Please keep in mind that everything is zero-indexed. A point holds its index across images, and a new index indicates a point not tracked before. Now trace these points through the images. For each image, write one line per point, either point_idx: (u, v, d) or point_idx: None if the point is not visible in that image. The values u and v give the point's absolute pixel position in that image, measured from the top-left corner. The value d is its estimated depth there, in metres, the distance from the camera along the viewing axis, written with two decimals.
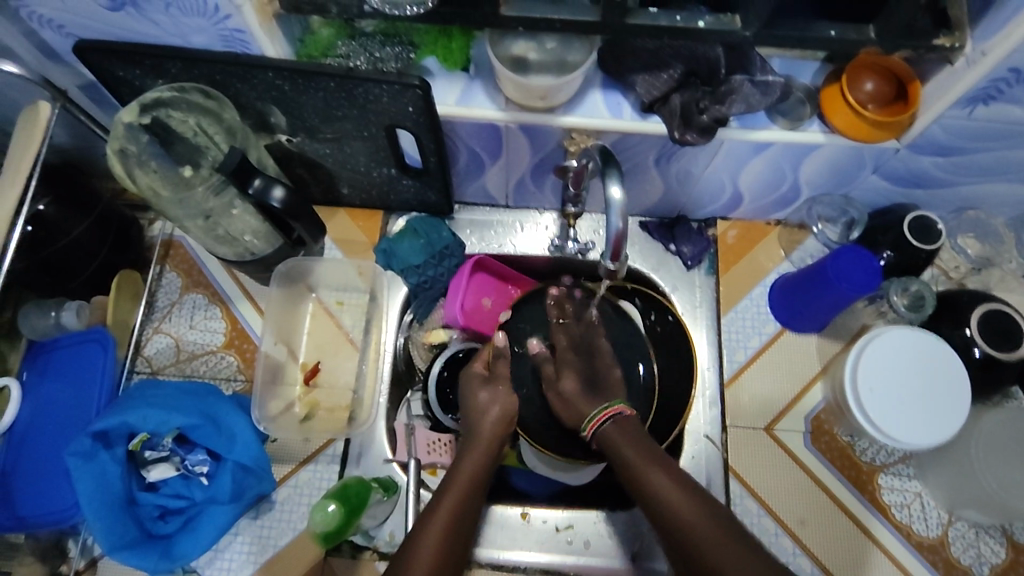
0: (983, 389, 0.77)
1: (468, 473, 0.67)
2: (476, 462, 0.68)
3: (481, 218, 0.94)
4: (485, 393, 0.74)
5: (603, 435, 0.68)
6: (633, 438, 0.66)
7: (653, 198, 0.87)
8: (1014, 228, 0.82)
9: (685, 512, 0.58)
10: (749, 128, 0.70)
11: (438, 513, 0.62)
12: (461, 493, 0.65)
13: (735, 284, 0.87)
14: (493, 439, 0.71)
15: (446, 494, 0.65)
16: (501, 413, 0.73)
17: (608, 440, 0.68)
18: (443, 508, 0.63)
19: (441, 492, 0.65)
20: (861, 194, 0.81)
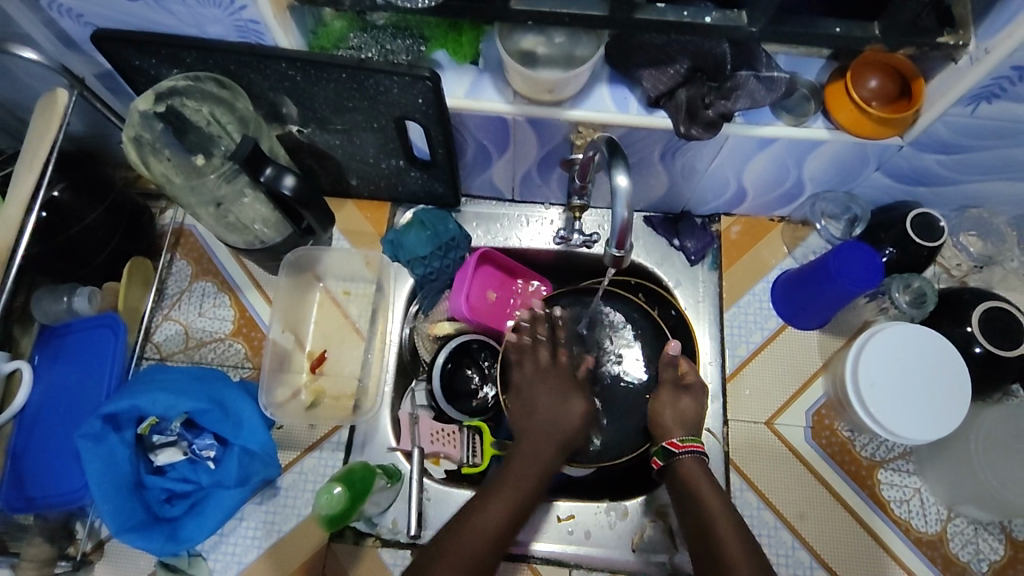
0: (984, 385, 0.77)
1: (520, 481, 0.67)
2: (545, 450, 0.71)
3: (487, 211, 0.95)
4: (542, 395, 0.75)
5: (681, 463, 0.69)
6: (710, 478, 0.67)
7: (657, 193, 0.88)
8: (1017, 228, 0.82)
9: (738, 552, 0.59)
10: (754, 124, 0.71)
11: (498, 487, 0.66)
12: (528, 474, 0.68)
13: (737, 278, 0.88)
14: (563, 433, 0.73)
15: (511, 474, 0.68)
16: (569, 409, 0.75)
17: (684, 471, 0.68)
18: (506, 488, 0.66)
19: (503, 470, 0.69)
20: (863, 191, 0.82)
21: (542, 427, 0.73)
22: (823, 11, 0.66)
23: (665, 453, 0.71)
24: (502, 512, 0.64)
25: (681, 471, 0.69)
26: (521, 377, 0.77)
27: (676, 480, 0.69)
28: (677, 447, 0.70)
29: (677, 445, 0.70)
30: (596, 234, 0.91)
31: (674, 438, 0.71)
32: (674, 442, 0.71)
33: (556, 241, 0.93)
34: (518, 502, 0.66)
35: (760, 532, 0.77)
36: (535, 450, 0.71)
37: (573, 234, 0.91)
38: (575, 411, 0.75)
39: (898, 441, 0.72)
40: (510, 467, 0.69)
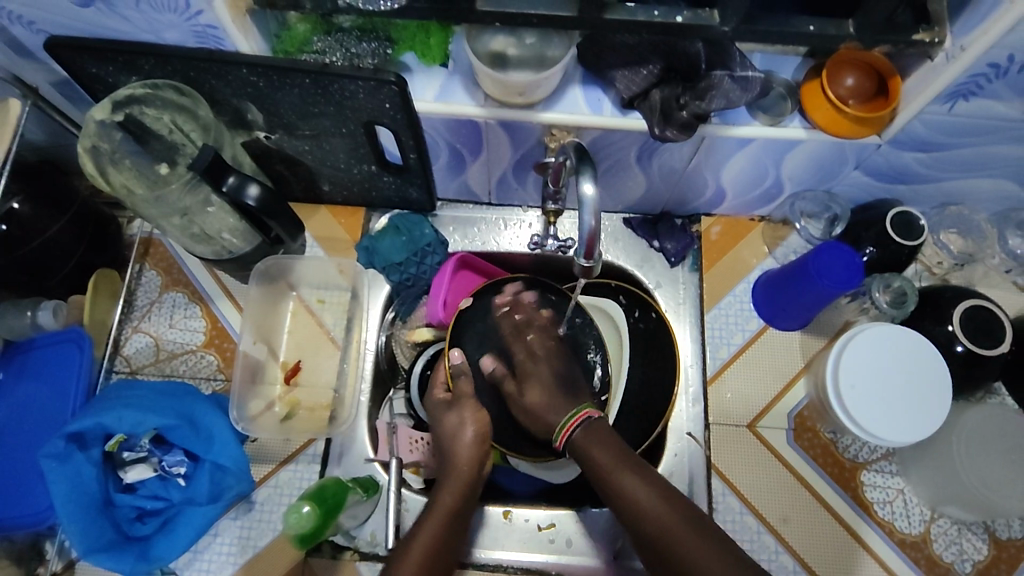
0: (965, 384, 0.77)
1: (447, 505, 0.66)
2: (454, 494, 0.67)
3: (464, 215, 0.93)
4: (451, 416, 0.72)
5: (573, 443, 0.66)
6: (608, 443, 0.64)
7: (636, 194, 0.86)
8: (998, 224, 0.81)
9: (676, 524, 0.59)
10: (730, 124, 0.70)
11: (415, 541, 0.62)
12: (439, 521, 0.64)
13: (719, 278, 0.87)
14: (470, 463, 0.69)
15: (427, 521, 0.64)
16: (477, 444, 0.70)
17: (580, 446, 0.65)
18: (421, 536, 0.62)
19: (420, 520, 0.64)
20: (844, 190, 0.81)
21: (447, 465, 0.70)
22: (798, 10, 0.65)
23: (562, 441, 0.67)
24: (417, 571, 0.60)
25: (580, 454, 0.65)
26: (445, 426, 0.72)
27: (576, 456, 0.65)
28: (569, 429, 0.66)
29: (560, 434, 0.67)
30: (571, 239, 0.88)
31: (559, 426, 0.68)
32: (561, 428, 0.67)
33: (531, 246, 0.91)
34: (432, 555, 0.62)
35: (742, 537, 0.75)
36: (456, 472, 0.69)
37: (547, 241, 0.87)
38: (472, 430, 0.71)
39: (879, 442, 0.71)
40: (428, 516, 0.65)
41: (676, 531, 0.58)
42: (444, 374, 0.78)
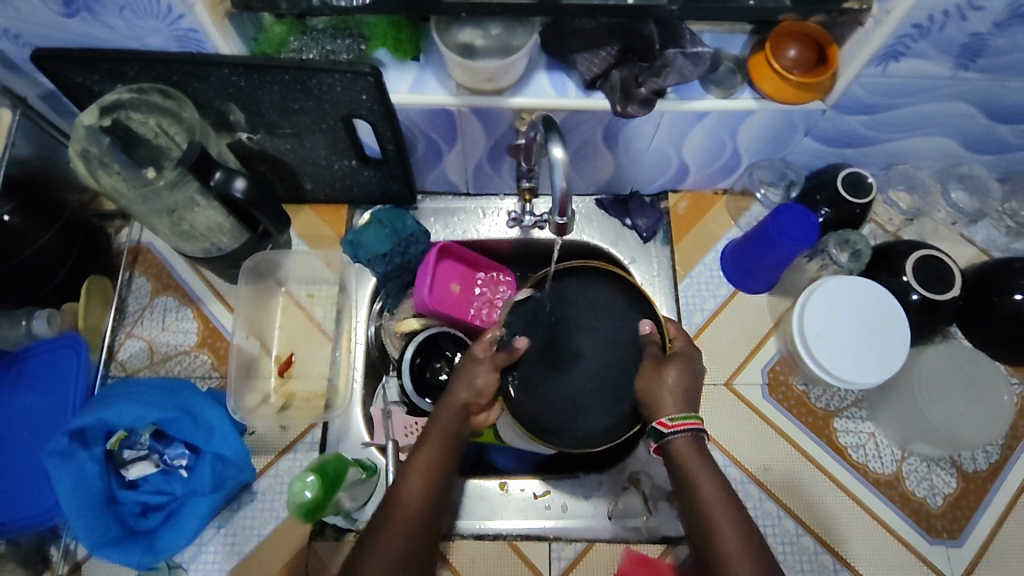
0: (923, 329, 0.82)
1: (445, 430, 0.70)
2: (450, 420, 0.71)
3: (444, 206, 0.97)
4: (467, 359, 0.74)
5: (676, 451, 0.64)
6: (706, 462, 0.63)
7: (605, 175, 0.91)
8: (942, 180, 0.87)
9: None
10: (686, 98, 0.75)
11: (418, 463, 0.67)
12: (437, 445, 0.68)
13: (689, 250, 0.92)
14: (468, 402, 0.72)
15: (426, 445, 0.68)
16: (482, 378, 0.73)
17: (681, 458, 0.64)
18: (419, 463, 0.67)
19: (421, 443, 0.69)
20: (797, 157, 0.86)
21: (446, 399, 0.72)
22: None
23: (656, 433, 0.65)
24: (422, 478, 0.66)
25: (676, 455, 0.64)
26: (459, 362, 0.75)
27: (672, 465, 0.64)
28: (667, 428, 0.64)
29: (668, 425, 0.64)
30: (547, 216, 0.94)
31: (664, 417, 0.65)
32: (663, 421, 0.65)
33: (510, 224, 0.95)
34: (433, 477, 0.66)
35: None
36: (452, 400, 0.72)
37: (524, 216, 0.93)
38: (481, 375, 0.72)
39: (843, 385, 0.76)
40: (427, 439, 0.69)
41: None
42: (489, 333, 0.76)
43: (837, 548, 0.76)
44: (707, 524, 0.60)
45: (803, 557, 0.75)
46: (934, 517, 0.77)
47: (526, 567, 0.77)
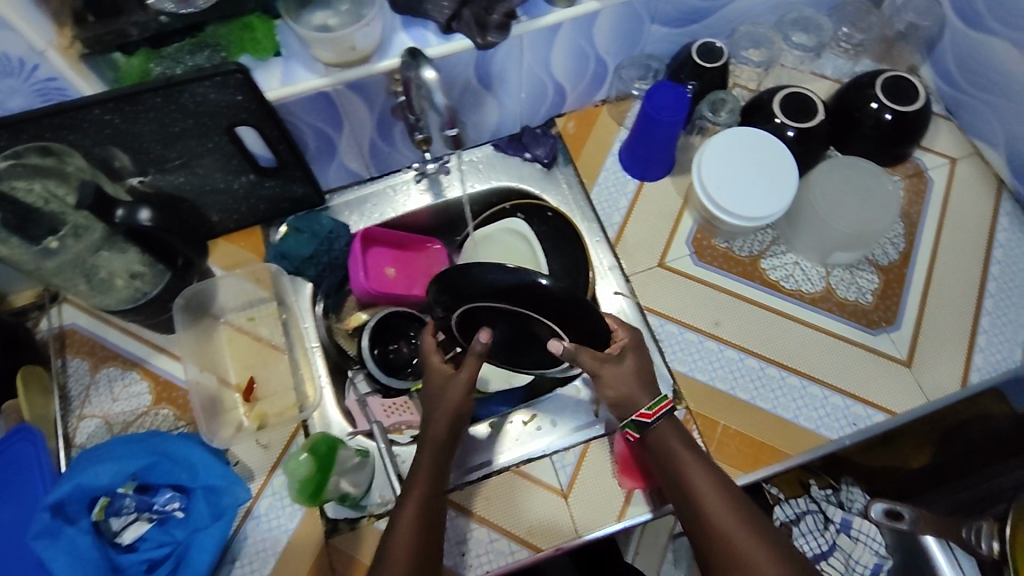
0: (807, 158, 0.90)
1: (431, 462, 0.69)
2: (430, 462, 0.69)
3: (354, 197, 0.97)
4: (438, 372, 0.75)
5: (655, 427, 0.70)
6: (682, 437, 0.70)
7: (492, 119, 0.95)
8: (780, 29, 0.96)
9: (732, 528, 0.63)
10: (537, 17, 0.80)
11: (405, 513, 0.65)
12: (425, 487, 0.67)
13: (589, 160, 0.97)
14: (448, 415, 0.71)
15: (411, 492, 0.67)
16: (457, 402, 0.72)
17: (657, 434, 0.70)
18: (407, 511, 0.65)
19: (410, 482, 0.68)
20: (654, 47, 0.93)
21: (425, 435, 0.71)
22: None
23: (636, 424, 0.70)
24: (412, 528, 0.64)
25: (655, 435, 0.70)
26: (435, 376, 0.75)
27: (652, 440, 0.70)
28: (653, 416, 0.69)
29: (649, 414, 0.69)
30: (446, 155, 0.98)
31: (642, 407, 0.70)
32: (644, 413, 0.69)
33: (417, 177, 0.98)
34: (425, 521, 0.65)
35: (689, 351, 0.84)
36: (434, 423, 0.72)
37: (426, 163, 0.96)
38: (462, 388, 0.72)
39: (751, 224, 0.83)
40: (411, 485, 0.68)
41: (731, 533, 0.63)
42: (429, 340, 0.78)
43: (798, 367, 0.82)
44: (683, 481, 0.67)
45: (773, 385, 0.82)
46: (870, 312, 0.85)
47: (538, 486, 0.79)
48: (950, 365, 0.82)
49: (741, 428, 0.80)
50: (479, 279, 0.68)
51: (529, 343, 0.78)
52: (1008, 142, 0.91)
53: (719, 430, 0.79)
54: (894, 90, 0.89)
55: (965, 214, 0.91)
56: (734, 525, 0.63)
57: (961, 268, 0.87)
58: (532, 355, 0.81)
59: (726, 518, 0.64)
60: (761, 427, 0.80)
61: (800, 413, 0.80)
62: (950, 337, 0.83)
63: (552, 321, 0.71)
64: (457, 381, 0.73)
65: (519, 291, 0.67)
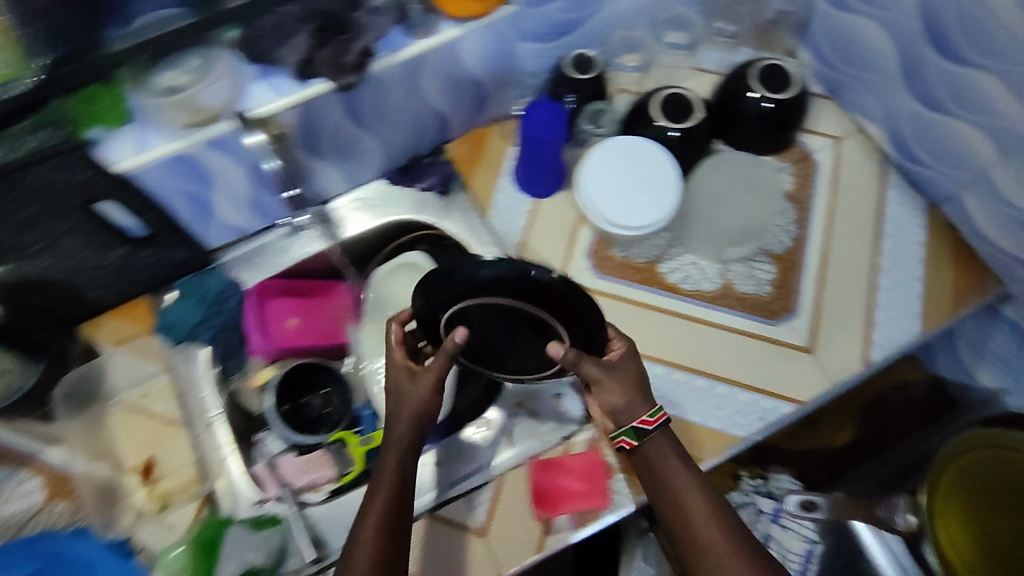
0: (691, 157, 0.91)
1: (391, 477, 0.64)
2: (389, 480, 0.64)
3: (246, 251, 0.92)
4: (408, 379, 0.68)
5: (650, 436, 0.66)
6: (679, 450, 0.66)
7: (376, 155, 0.91)
8: (655, 29, 0.95)
9: (714, 542, 0.60)
10: (395, 51, 0.77)
11: (362, 540, 0.60)
12: (384, 506, 0.62)
13: (481, 183, 0.94)
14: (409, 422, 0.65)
15: (370, 514, 0.62)
16: (421, 404, 0.66)
17: (654, 442, 0.66)
18: (367, 534, 0.61)
19: (369, 500, 0.63)
20: (533, 64, 0.90)
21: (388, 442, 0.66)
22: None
23: (636, 432, 0.65)
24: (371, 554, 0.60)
25: (653, 444, 0.66)
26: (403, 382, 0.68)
27: (644, 449, 0.66)
28: (655, 423, 0.65)
29: (648, 422, 0.65)
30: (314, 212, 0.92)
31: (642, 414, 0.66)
32: (645, 419, 0.65)
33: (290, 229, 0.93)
34: (386, 538, 0.61)
35: None
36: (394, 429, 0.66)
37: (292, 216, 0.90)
38: (430, 388, 0.66)
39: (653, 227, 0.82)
40: (371, 504, 0.63)
41: (711, 548, 0.60)
42: (395, 337, 0.70)
43: (703, 368, 0.82)
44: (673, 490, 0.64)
45: (680, 390, 0.81)
46: (770, 302, 0.85)
47: (456, 528, 0.76)
48: (851, 347, 0.82)
49: None
50: (468, 273, 0.61)
51: (506, 349, 0.71)
52: (885, 118, 0.91)
53: None
54: (770, 79, 0.89)
55: (853, 193, 0.92)
56: (716, 540, 0.60)
57: (854, 248, 0.88)
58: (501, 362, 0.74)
59: (710, 532, 0.61)
60: (672, 434, 0.79)
61: (709, 415, 0.80)
62: (849, 318, 0.84)
63: (553, 321, 0.65)
64: (423, 382, 0.66)
65: (506, 283, 0.60)
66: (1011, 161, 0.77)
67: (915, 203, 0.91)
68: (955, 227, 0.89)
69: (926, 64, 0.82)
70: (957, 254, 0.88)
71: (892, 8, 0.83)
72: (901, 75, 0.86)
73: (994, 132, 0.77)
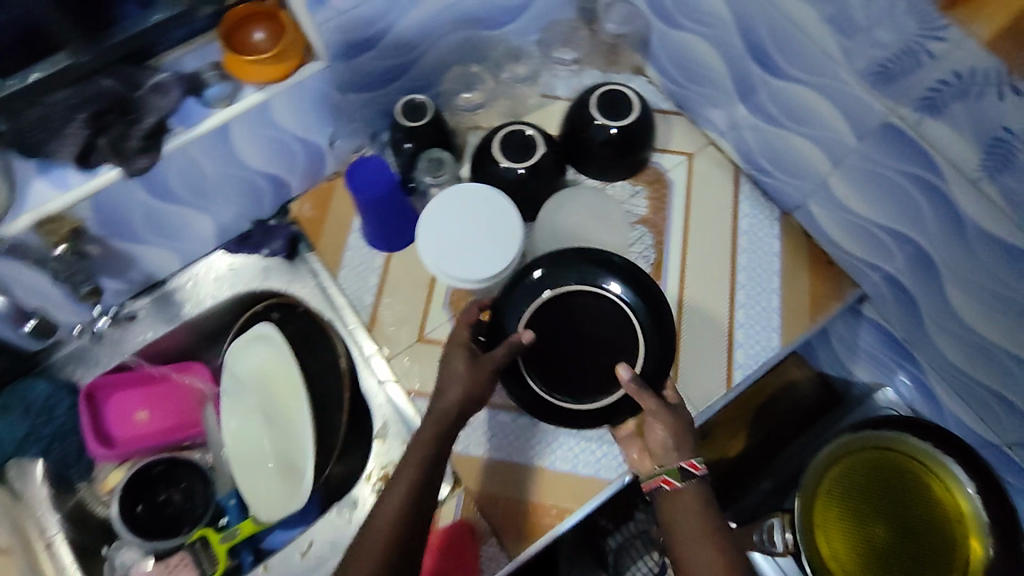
0: (544, 192, 0.87)
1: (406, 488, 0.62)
2: (397, 499, 0.61)
3: (78, 348, 0.86)
4: (454, 376, 0.67)
5: (675, 490, 0.65)
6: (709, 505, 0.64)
7: (208, 228, 0.85)
8: (494, 62, 0.92)
9: None
10: (191, 125, 0.70)
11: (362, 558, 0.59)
12: (389, 528, 0.60)
13: (330, 243, 0.88)
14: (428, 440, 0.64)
15: (373, 535, 0.60)
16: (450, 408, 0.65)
17: (677, 495, 0.65)
18: (369, 551, 0.59)
19: (373, 517, 0.61)
20: (363, 113, 0.86)
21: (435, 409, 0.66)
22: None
23: (677, 471, 0.65)
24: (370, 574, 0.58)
25: (680, 497, 0.65)
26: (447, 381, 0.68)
27: (672, 500, 0.65)
28: (702, 470, 0.65)
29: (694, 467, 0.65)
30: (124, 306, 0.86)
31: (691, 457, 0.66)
32: (693, 462, 0.65)
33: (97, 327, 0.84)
34: (397, 535, 0.60)
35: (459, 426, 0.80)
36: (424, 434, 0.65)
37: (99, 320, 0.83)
38: (460, 387, 0.66)
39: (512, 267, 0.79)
40: (377, 520, 0.61)
41: None
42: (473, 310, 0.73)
43: None
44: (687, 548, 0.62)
45: (546, 440, 0.80)
46: None
47: None
48: (715, 370, 0.84)
49: (524, 495, 0.78)
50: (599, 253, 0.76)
51: (569, 375, 0.74)
52: (730, 132, 0.91)
53: (496, 500, 0.78)
54: (609, 105, 0.86)
55: (707, 211, 0.91)
56: None
57: (708, 269, 0.89)
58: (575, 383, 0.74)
59: None
60: (541, 487, 0.78)
61: (578, 462, 0.79)
62: (709, 339, 0.85)
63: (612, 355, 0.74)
64: (462, 381, 0.67)
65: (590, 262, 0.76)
66: (843, 172, 0.77)
67: (769, 213, 0.91)
68: (808, 234, 0.89)
69: (755, 81, 0.81)
70: (813, 261, 0.88)
71: (715, 27, 0.81)
72: (736, 91, 0.85)
73: (823, 144, 0.77)
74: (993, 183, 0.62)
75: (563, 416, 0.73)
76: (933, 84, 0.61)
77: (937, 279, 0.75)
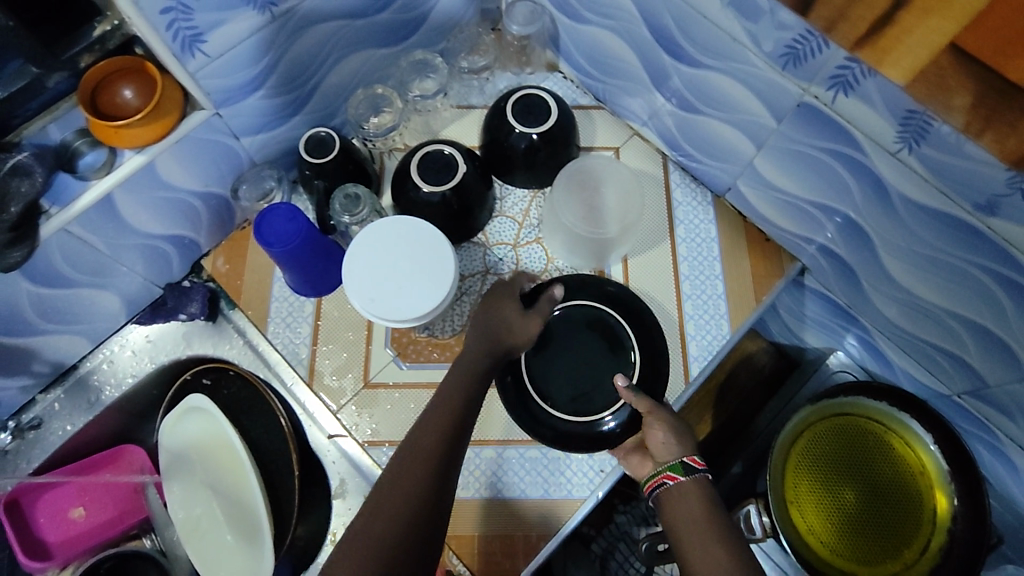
0: (473, 210, 0.83)
1: (461, 381, 0.65)
2: (457, 396, 0.64)
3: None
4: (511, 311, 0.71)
5: (681, 488, 0.63)
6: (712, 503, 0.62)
7: (115, 303, 0.79)
8: (399, 79, 0.88)
9: None
10: (68, 204, 0.65)
11: (424, 438, 0.60)
12: (447, 415, 0.62)
13: (253, 298, 0.82)
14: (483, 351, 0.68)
15: (432, 422, 0.62)
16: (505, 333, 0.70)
17: (679, 495, 0.63)
18: (429, 434, 0.60)
19: (429, 411, 0.63)
20: (265, 152, 0.80)
21: (489, 337, 0.69)
22: (20, 60, 0.60)
23: (682, 466, 0.65)
24: (433, 452, 0.59)
25: (682, 496, 0.63)
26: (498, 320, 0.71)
27: (675, 500, 0.63)
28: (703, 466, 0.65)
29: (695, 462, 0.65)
30: (29, 415, 0.81)
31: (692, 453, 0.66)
32: (694, 458, 0.65)
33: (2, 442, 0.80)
34: (444, 448, 0.60)
35: None
36: (478, 346, 0.68)
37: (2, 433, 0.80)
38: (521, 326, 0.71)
39: (447, 300, 0.74)
40: (434, 411, 0.63)
41: None
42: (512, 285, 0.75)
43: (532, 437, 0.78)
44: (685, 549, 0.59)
45: (511, 469, 0.77)
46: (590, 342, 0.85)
47: None
48: (671, 368, 0.83)
49: (496, 531, 0.75)
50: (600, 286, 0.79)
51: (564, 394, 0.75)
52: (652, 120, 0.88)
53: (468, 542, 0.75)
54: (526, 111, 0.80)
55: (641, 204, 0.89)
56: None
57: (650, 264, 0.87)
58: (572, 402, 0.74)
59: None
60: (513, 520, 0.76)
61: (549, 486, 0.76)
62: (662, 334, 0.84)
63: (607, 368, 0.75)
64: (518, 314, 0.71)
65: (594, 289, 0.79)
66: (769, 152, 0.76)
67: (702, 197, 0.89)
68: (743, 214, 0.88)
69: (668, 70, 0.78)
70: (750, 240, 0.87)
71: (621, 18, 0.78)
72: (650, 80, 0.82)
73: (743, 127, 0.76)
74: (912, 154, 0.61)
75: (576, 442, 0.74)
76: (841, 62, 0.60)
77: (871, 247, 0.75)
